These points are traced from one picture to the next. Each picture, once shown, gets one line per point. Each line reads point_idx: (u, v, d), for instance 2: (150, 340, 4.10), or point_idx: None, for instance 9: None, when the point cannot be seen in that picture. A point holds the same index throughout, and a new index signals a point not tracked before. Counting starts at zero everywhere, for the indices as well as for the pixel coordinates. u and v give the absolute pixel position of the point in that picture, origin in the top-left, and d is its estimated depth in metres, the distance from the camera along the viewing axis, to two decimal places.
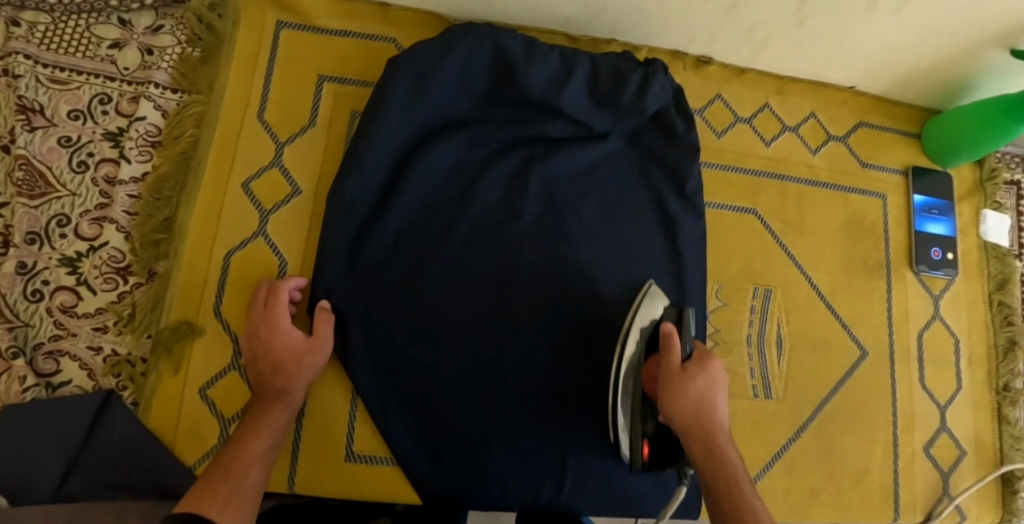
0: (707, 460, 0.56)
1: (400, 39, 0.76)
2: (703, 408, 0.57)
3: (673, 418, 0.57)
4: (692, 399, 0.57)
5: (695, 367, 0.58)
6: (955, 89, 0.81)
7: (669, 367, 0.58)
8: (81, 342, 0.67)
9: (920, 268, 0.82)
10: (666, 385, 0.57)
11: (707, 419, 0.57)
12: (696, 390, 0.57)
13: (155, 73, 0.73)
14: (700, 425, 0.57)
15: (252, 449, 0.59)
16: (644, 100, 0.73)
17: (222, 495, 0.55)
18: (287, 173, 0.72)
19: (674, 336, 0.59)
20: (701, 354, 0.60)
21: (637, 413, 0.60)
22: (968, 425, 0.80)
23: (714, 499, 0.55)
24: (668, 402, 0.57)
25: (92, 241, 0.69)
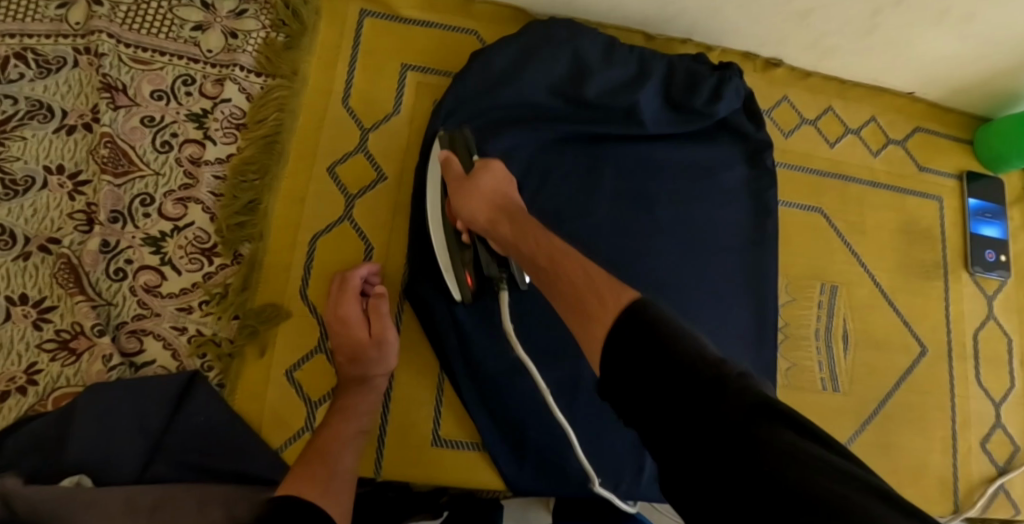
0: (523, 245, 0.53)
1: (482, 33, 0.78)
2: (499, 199, 0.58)
3: (500, 324, 0.58)
4: (502, 294, 0.58)
5: (497, 272, 0.59)
6: (1007, 97, 0.85)
7: (454, 178, 0.60)
8: (165, 321, 0.66)
9: (976, 269, 0.84)
10: (477, 296, 0.59)
11: (507, 204, 0.57)
12: (506, 288, 0.58)
13: (240, 56, 0.73)
14: (531, 310, 0.58)
15: (338, 434, 0.59)
16: (716, 105, 0.75)
17: (317, 471, 0.54)
18: (372, 159, 0.72)
19: (453, 158, 0.62)
20: (482, 160, 0.60)
21: (478, 342, 0.62)
22: (1020, 421, 0.83)
23: (551, 263, 0.50)
24: (459, 204, 0.58)
25: (177, 221, 0.69)
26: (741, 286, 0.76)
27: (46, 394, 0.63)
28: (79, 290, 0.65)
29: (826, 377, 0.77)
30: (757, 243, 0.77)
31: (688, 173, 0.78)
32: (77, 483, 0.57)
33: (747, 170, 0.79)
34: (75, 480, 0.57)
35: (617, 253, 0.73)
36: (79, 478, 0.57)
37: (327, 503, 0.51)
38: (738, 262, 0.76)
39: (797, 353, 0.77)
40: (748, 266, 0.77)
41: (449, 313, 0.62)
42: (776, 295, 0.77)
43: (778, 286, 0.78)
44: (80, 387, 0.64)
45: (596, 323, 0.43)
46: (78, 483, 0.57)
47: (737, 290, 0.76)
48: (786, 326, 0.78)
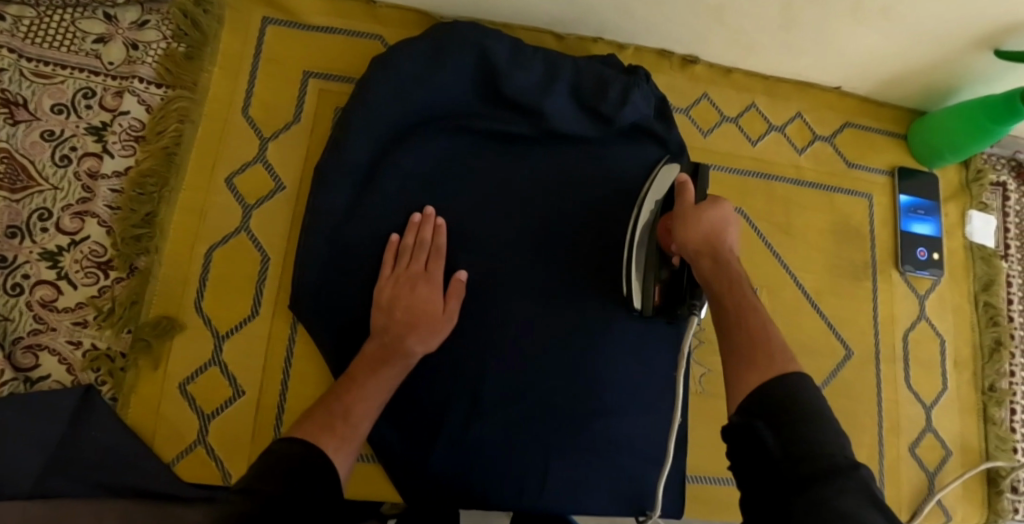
0: (713, 270, 0.54)
1: (386, 38, 0.76)
2: (716, 238, 0.55)
3: (683, 245, 0.56)
4: (694, 222, 0.56)
5: (708, 207, 0.57)
6: (942, 91, 0.82)
7: (684, 205, 0.57)
8: (60, 336, 0.66)
9: (906, 268, 0.81)
10: (679, 219, 0.57)
11: (720, 243, 0.55)
12: (705, 222, 0.56)
13: (139, 68, 0.73)
14: (711, 250, 0.55)
15: (370, 394, 0.60)
16: (623, 109, 0.72)
17: (338, 433, 0.56)
18: (271, 170, 0.71)
19: (689, 184, 0.59)
20: (719, 196, 0.58)
21: (655, 258, 0.64)
22: (954, 426, 0.80)
23: (726, 335, 0.50)
24: (678, 234, 0.56)
25: (74, 235, 0.69)
26: None
27: None
28: None
29: None
30: None
31: (598, 177, 0.74)
32: None
33: None
34: None
35: (521, 258, 0.71)
36: None
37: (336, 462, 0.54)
38: None
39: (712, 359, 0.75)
40: None
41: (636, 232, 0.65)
42: None
43: None
44: None
45: (756, 367, 0.46)
46: None
47: None
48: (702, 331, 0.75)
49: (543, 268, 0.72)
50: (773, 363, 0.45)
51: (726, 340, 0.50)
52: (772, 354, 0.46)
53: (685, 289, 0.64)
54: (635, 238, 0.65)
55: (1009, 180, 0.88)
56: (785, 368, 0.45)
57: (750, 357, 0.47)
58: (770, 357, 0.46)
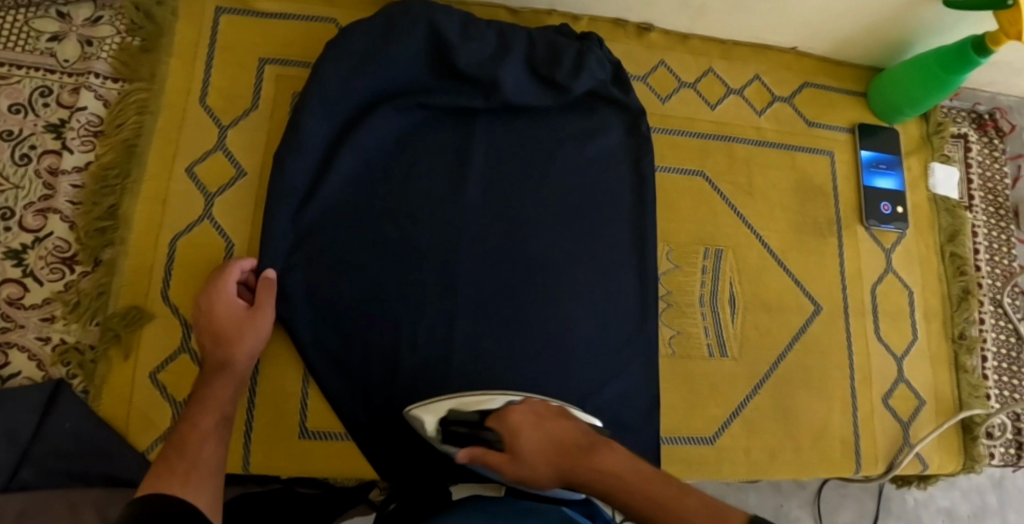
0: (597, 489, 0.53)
1: (341, 20, 0.76)
2: (556, 446, 0.56)
3: (538, 467, 0.56)
4: (527, 447, 0.57)
5: (495, 427, 0.58)
6: (896, 46, 0.82)
7: (508, 470, 0.57)
8: (29, 333, 0.66)
9: (871, 223, 0.82)
10: (487, 453, 0.57)
11: (571, 470, 0.55)
12: (535, 433, 0.57)
13: (94, 64, 0.73)
14: (564, 459, 0.55)
15: (202, 423, 0.58)
16: (579, 78, 0.73)
17: (180, 469, 0.54)
18: (231, 157, 0.72)
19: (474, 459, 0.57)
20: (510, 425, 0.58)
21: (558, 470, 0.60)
22: (926, 375, 0.81)
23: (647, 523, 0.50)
24: (535, 476, 0.57)
25: (37, 232, 0.69)
26: (622, 254, 0.75)
27: None
28: None
29: (713, 343, 0.76)
30: (636, 210, 0.76)
31: (556, 146, 0.75)
32: None
33: (623, 135, 0.78)
34: None
35: (485, 231, 0.72)
36: None
37: (186, 493, 0.52)
38: (617, 232, 0.75)
39: (682, 321, 0.76)
40: (629, 234, 0.75)
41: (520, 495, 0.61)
42: (656, 262, 0.75)
43: (660, 254, 0.76)
44: None
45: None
46: None
47: (614, 260, 0.74)
48: (670, 295, 0.76)
49: (508, 239, 0.72)
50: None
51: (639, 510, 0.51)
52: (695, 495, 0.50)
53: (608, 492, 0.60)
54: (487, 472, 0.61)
55: (970, 131, 0.89)
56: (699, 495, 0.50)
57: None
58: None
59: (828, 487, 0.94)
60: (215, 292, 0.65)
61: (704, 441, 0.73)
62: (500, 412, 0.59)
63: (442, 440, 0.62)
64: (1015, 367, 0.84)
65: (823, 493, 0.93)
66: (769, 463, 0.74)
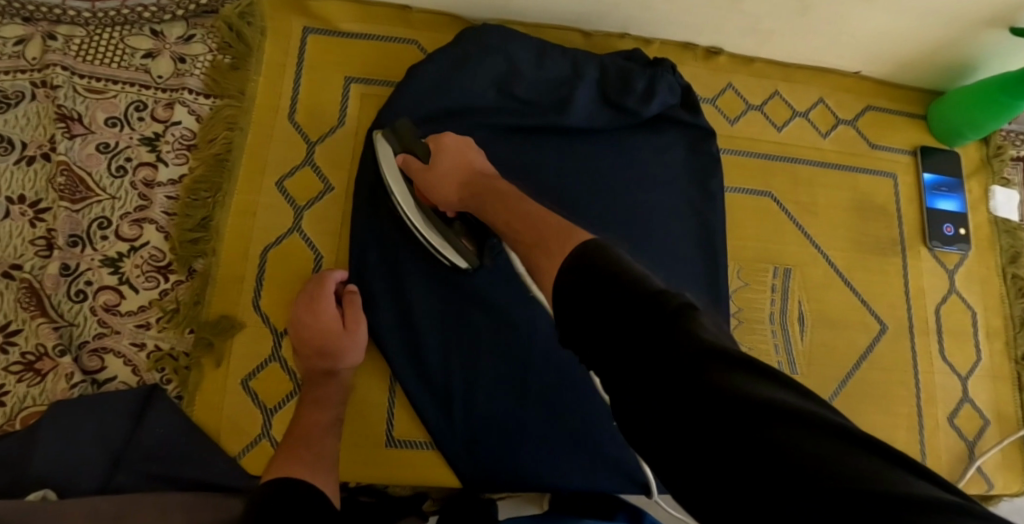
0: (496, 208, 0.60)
1: (422, 42, 0.79)
2: (462, 169, 0.65)
3: (445, 197, 0.66)
4: (443, 170, 0.66)
5: (434, 156, 0.66)
6: (957, 70, 0.84)
7: (418, 170, 0.66)
8: (124, 338, 0.69)
9: (934, 244, 0.84)
10: (442, 168, 0.66)
11: (471, 175, 0.65)
12: (449, 160, 0.66)
13: (188, 80, 0.76)
14: (467, 171, 0.65)
15: (318, 422, 0.63)
16: (650, 102, 0.76)
17: (306, 459, 0.59)
18: (318, 172, 0.74)
19: (410, 156, 0.67)
20: (435, 141, 0.68)
21: (440, 225, 0.67)
22: (989, 395, 0.82)
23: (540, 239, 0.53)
24: (432, 194, 0.66)
25: (133, 241, 0.71)
26: (694, 271, 0.77)
27: (13, 414, 0.65)
28: (41, 313, 0.68)
29: (782, 359, 0.77)
30: (704, 226, 0.77)
31: (628, 164, 0.77)
32: (42, 497, 0.59)
33: (693, 154, 0.80)
34: (41, 494, 0.59)
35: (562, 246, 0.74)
36: (44, 492, 0.59)
37: (315, 483, 0.57)
38: (688, 248, 0.77)
39: (753, 338, 0.77)
40: (699, 249, 0.77)
41: (414, 218, 0.67)
42: (727, 279, 0.77)
43: (730, 272, 0.78)
44: (44, 406, 0.66)
45: (552, 257, 0.49)
46: (43, 496, 0.59)
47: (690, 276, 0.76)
48: (740, 312, 0.77)
49: None
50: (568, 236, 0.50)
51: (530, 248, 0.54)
52: (549, 250, 0.49)
53: (480, 226, 0.69)
54: (413, 221, 0.67)
55: None
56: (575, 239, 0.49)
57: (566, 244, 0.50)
58: (551, 252, 0.49)
59: None
60: (315, 305, 0.67)
61: None
62: (438, 143, 0.67)
63: (394, 170, 0.68)
64: None
65: None
66: None
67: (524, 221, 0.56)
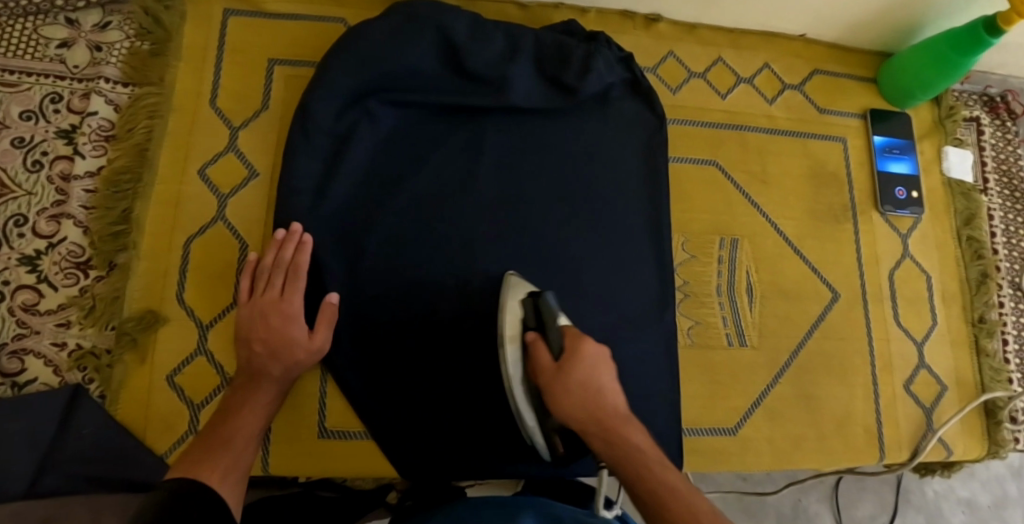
0: (612, 452, 0.54)
1: (349, 20, 0.76)
2: (591, 399, 0.56)
3: (569, 415, 0.55)
4: (578, 389, 0.56)
5: (569, 363, 0.57)
6: (905, 30, 0.82)
7: (546, 371, 0.57)
8: (44, 339, 0.66)
9: (886, 208, 0.82)
10: (550, 386, 0.57)
11: (597, 401, 0.56)
12: (578, 379, 0.56)
13: (104, 69, 0.73)
14: (594, 399, 0.55)
15: (244, 424, 0.58)
16: (587, 79, 0.73)
17: (222, 461, 0.53)
18: (243, 158, 0.72)
19: (538, 342, 0.59)
20: (573, 339, 0.59)
21: (540, 410, 0.62)
22: (948, 361, 0.80)
23: (651, 516, 0.50)
24: (561, 407, 0.56)
25: (50, 238, 0.68)
26: (638, 249, 0.74)
27: None
28: None
29: (731, 332, 0.75)
30: (646, 198, 0.76)
31: (568, 137, 0.75)
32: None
33: (634, 126, 0.77)
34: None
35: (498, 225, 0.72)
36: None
37: (223, 487, 0.52)
38: (628, 222, 0.74)
39: (700, 311, 0.75)
40: (642, 224, 0.75)
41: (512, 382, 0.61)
42: (672, 252, 0.75)
43: (675, 244, 0.76)
44: None
45: None
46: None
47: (631, 252, 0.74)
48: (687, 286, 0.75)
49: (519, 232, 0.72)
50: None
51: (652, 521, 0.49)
52: (699, 523, 0.47)
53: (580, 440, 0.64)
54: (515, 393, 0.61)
55: (982, 114, 0.89)
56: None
57: None
58: None
59: (848, 479, 0.95)
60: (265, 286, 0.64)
61: (726, 431, 0.73)
62: (574, 353, 0.57)
63: (513, 351, 0.62)
64: None
65: (842, 483, 0.94)
66: (793, 453, 0.74)
67: (678, 497, 0.49)
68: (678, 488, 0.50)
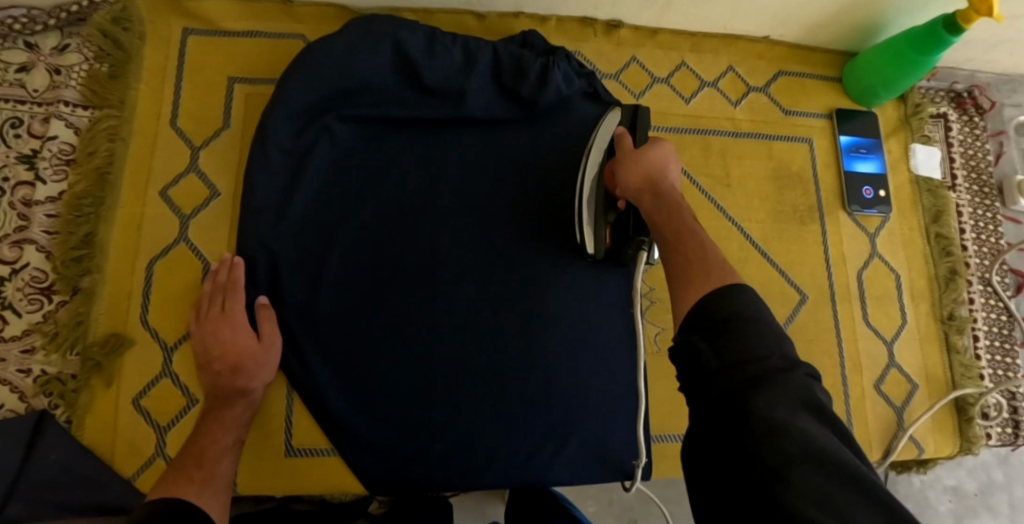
0: (664, 235, 0.55)
1: (309, 36, 0.76)
2: (654, 172, 0.59)
3: (627, 185, 0.59)
4: (645, 160, 0.59)
5: (645, 145, 0.61)
6: (867, 29, 0.82)
7: (623, 150, 0.62)
8: (10, 365, 0.66)
9: (852, 208, 0.82)
10: (623, 161, 0.61)
11: (660, 174, 0.59)
12: (648, 157, 0.60)
13: (64, 92, 0.73)
14: (654, 196, 0.57)
15: (219, 439, 0.61)
16: (544, 89, 0.73)
17: (196, 481, 0.57)
18: (204, 178, 0.72)
19: (625, 135, 0.64)
20: (653, 139, 0.62)
21: (601, 206, 0.66)
22: (917, 359, 0.80)
23: (671, 233, 0.54)
24: (621, 173, 0.60)
25: (13, 264, 0.68)
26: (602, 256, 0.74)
27: None
28: None
29: None
30: None
31: (530, 147, 0.75)
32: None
33: (596, 134, 0.77)
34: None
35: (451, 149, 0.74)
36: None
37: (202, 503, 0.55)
38: None
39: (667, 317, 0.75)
40: None
41: (587, 159, 0.68)
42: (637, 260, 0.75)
43: None
44: None
45: (692, 284, 0.49)
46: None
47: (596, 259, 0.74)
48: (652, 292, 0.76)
49: (483, 244, 0.72)
50: (711, 273, 0.48)
51: (669, 261, 0.53)
52: (706, 273, 0.48)
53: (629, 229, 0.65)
54: (584, 194, 0.67)
55: (949, 110, 0.89)
56: (722, 279, 0.48)
57: (688, 273, 0.50)
58: (706, 270, 0.49)
59: None
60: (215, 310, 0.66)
61: None
62: (647, 144, 0.61)
63: (595, 158, 0.68)
64: (1008, 345, 0.83)
65: None
66: None
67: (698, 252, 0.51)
68: (700, 234, 0.53)
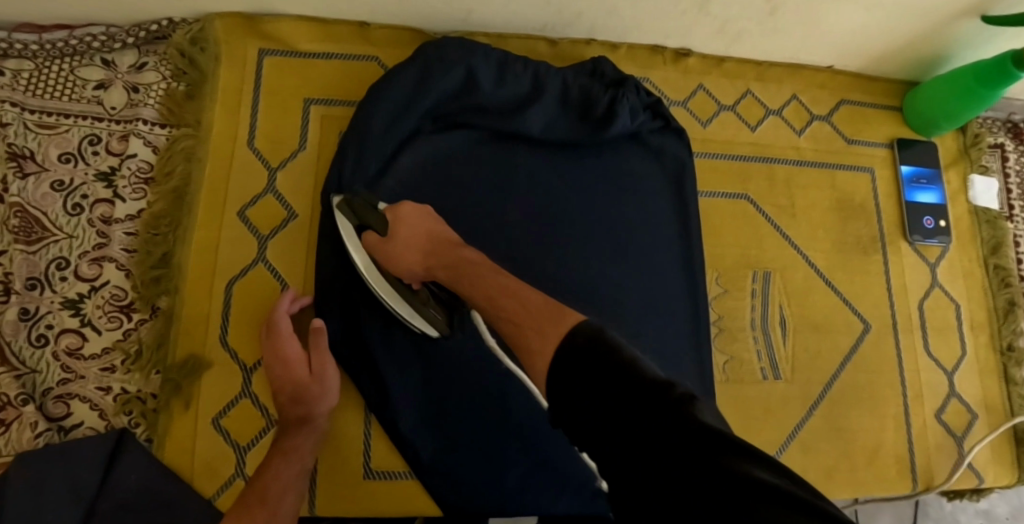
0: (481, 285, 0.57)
1: (383, 59, 0.77)
2: (434, 239, 0.63)
3: (414, 265, 0.62)
4: (404, 240, 0.62)
5: (393, 227, 0.63)
6: (930, 61, 0.83)
7: (370, 240, 0.63)
8: (89, 383, 0.67)
9: (915, 238, 0.83)
10: (387, 250, 0.62)
11: (444, 246, 0.62)
12: (402, 236, 0.62)
13: (142, 110, 0.73)
14: (433, 239, 0.62)
15: (282, 474, 0.61)
16: (613, 124, 0.73)
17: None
18: (282, 199, 0.73)
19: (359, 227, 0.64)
20: (393, 208, 0.64)
21: (408, 295, 0.64)
22: (976, 389, 0.81)
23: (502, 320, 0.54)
24: (396, 265, 0.63)
25: (93, 281, 0.69)
26: (672, 281, 0.74)
27: None
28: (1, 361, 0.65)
29: (766, 366, 0.76)
30: (679, 232, 0.76)
31: (603, 175, 0.75)
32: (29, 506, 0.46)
33: (665, 162, 0.78)
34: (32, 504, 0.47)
35: (454, 144, 0.72)
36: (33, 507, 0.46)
37: None
38: (660, 263, 0.74)
39: (734, 346, 0.76)
40: (678, 259, 0.75)
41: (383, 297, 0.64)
42: (707, 287, 0.75)
43: (709, 279, 0.77)
44: (10, 457, 0.63)
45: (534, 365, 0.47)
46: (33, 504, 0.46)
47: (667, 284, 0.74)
48: (721, 320, 0.76)
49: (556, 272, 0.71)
50: (554, 329, 0.47)
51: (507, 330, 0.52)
52: (540, 330, 0.48)
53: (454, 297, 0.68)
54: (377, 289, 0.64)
55: (1007, 141, 0.89)
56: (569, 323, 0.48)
57: (529, 349, 0.48)
58: (543, 330, 0.48)
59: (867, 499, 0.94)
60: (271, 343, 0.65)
61: None
62: (399, 218, 0.63)
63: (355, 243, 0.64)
64: None
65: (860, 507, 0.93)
66: (828, 484, 0.74)
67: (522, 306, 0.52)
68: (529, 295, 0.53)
